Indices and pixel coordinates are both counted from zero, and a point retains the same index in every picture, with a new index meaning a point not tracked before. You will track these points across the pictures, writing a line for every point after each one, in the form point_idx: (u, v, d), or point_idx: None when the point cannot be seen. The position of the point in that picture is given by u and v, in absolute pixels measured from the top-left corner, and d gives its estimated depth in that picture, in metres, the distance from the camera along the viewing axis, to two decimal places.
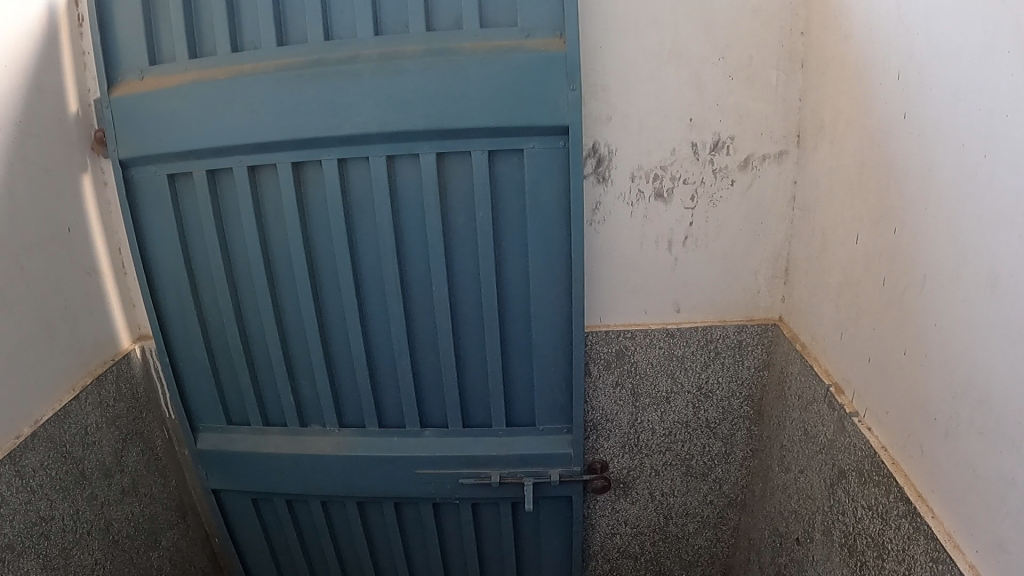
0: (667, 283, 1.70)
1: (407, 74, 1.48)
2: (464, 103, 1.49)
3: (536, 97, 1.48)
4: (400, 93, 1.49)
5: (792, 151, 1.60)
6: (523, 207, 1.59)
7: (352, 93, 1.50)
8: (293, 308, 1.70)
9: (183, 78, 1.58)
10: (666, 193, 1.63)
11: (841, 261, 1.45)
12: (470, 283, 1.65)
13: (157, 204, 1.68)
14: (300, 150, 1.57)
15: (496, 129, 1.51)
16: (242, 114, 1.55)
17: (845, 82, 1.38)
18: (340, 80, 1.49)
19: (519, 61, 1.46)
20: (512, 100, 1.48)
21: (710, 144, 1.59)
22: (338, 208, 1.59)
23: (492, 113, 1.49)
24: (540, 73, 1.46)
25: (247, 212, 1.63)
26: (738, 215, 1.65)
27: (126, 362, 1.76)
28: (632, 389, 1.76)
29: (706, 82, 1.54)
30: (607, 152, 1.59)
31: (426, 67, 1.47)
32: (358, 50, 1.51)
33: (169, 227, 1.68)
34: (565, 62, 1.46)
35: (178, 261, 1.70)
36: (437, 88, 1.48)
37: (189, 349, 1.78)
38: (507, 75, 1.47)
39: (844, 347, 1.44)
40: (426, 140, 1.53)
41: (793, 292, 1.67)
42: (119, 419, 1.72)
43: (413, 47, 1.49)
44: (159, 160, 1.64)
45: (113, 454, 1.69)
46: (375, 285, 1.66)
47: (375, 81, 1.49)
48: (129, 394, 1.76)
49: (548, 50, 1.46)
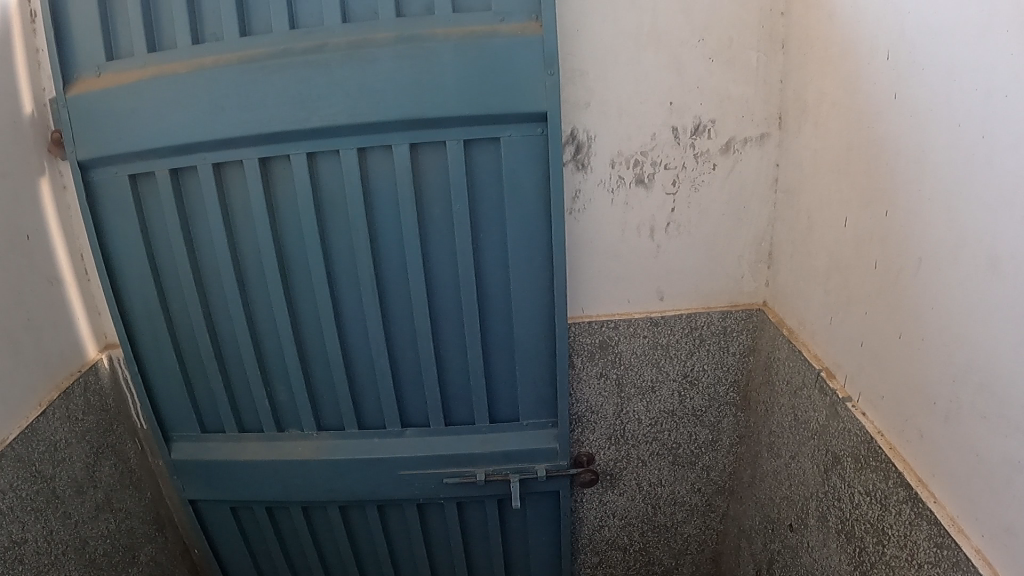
0: (650, 271, 1.67)
1: (377, 63, 1.42)
2: (438, 92, 1.44)
3: (512, 84, 1.44)
4: (371, 83, 1.44)
5: (774, 133, 1.58)
6: (501, 197, 1.55)
7: (321, 85, 1.44)
8: (266, 310, 1.64)
9: (143, 74, 1.51)
10: (648, 179, 1.59)
11: (831, 248, 1.44)
12: (448, 277, 1.60)
13: (119, 207, 1.60)
14: (268, 145, 1.51)
15: (471, 117, 1.46)
16: (206, 109, 1.49)
17: (830, 62, 1.37)
18: (307, 71, 1.43)
19: (494, 46, 1.41)
20: (487, 88, 1.44)
21: (690, 128, 1.56)
22: (310, 204, 1.53)
23: (467, 101, 1.45)
24: (516, 58, 1.42)
25: (214, 211, 1.56)
26: (720, 200, 1.62)
27: (94, 372, 1.68)
28: (617, 380, 1.73)
29: (686, 64, 1.51)
30: (586, 138, 1.55)
31: (397, 55, 1.42)
32: (325, 39, 1.45)
33: (133, 230, 1.61)
34: (541, 47, 1.41)
35: (143, 265, 1.63)
36: (410, 77, 1.43)
37: (158, 356, 1.70)
38: (482, 62, 1.42)
39: (830, 332, 1.46)
40: (399, 131, 1.48)
41: (778, 276, 1.65)
42: (89, 432, 1.65)
43: (384, 34, 1.44)
44: (121, 161, 1.57)
45: (85, 469, 1.63)
46: (351, 283, 1.61)
47: (345, 70, 1.43)
48: (99, 407, 1.69)
49: (524, 34, 1.41)
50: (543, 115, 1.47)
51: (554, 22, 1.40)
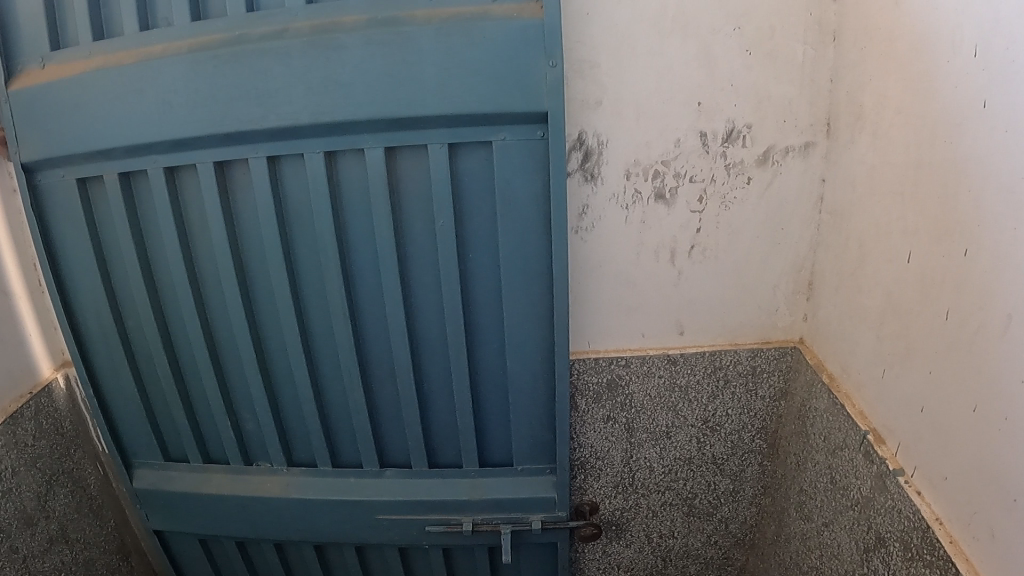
0: (669, 302, 1.43)
1: (345, 51, 1.20)
2: (417, 86, 1.21)
3: (507, 78, 1.20)
4: (337, 75, 1.22)
5: (821, 142, 1.36)
6: (493, 211, 1.32)
7: (281, 77, 1.23)
8: (229, 332, 1.46)
9: (88, 65, 1.32)
10: (669, 193, 1.36)
11: (886, 287, 1.21)
12: (431, 301, 1.39)
13: (71, 213, 1.43)
14: (224, 147, 1.31)
15: (456, 117, 1.24)
16: (152, 105, 1.30)
17: (893, 58, 1.14)
18: (264, 60, 1.22)
19: (482, 32, 1.18)
20: (475, 81, 1.21)
21: (722, 133, 1.34)
22: (272, 216, 1.33)
23: (451, 98, 1.22)
24: (512, 47, 1.19)
25: (167, 221, 1.38)
26: (754, 221, 1.40)
27: (48, 394, 1.52)
28: (627, 424, 1.50)
29: (718, 57, 1.28)
30: (595, 144, 1.32)
31: (368, 42, 1.19)
32: (288, 23, 1.24)
33: (84, 240, 1.45)
34: (541, 32, 1.18)
35: (95, 279, 1.47)
36: (384, 68, 1.21)
37: (115, 377, 1.54)
38: (469, 50, 1.19)
39: (885, 392, 1.22)
40: (372, 133, 1.26)
41: (818, 312, 1.43)
42: (41, 459, 1.49)
43: (354, 16, 1.22)
44: (69, 163, 1.40)
45: (36, 499, 1.46)
46: (320, 306, 1.41)
47: (307, 60, 1.22)
48: (53, 430, 1.52)
49: (520, 17, 1.18)
50: (544, 116, 1.24)
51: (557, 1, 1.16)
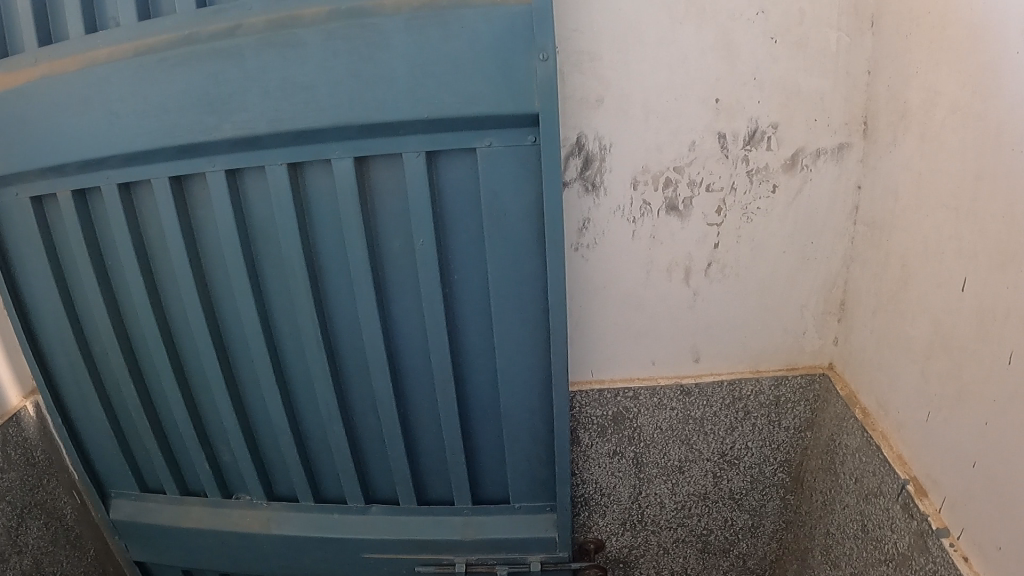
0: (682, 326, 1.28)
1: (305, 49, 1.06)
2: (386, 86, 1.07)
3: (488, 75, 1.05)
4: (296, 76, 1.08)
5: (857, 144, 1.22)
6: (480, 227, 1.16)
7: (235, 80, 1.10)
8: (198, 361, 1.35)
9: (30, 72, 1.21)
10: (683, 205, 1.20)
11: (932, 314, 1.04)
12: (414, 329, 1.24)
13: (27, 233, 1.33)
14: (180, 160, 1.19)
15: (433, 121, 1.09)
16: (98, 115, 1.18)
17: (947, 47, 0.96)
18: (215, 61, 1.09)
19: (459, 22, 1.02)
20: (452, 78, 1.05)
21: (744, 134, 1.20)
22: (234, 235, 1.21)
23: (425, 100, 1.07)
24: (495, 37, 1.03)
25: (125, 241, 1.27)
26: (780, 233, 1.26)
27: (16, 424, 1.41)
28: (635, 459, 1.36)
29: (739, 47, 1.14)
30: (597, 148, 1.16)
31: (327, 38, 1.05)
32: (242, 18, 1.10)
33: (41, 262, 1.34)
34: (529, 19, 1.02)
35: (57, 302, 1.38)
36: (348, 66, 1.06)
37: (84, 404, 1.46)
38: (443, 44, 1.04)
39: (931, 441, 1.05)
40: (338, 141, 1.12)
41: (852, 334, 1.29)
42: (12, 494, 1.39)
43: (314, 9, 1.07)
44: (20, 180, 1.29)
45: (5, 535, 1.37)
46: (293, 332, 1.28)
47: (261, 61, 1.08)
48: (23, 461, 1.42)
49: (503, 2, 1.02)
50: (535, 118, 1.09)
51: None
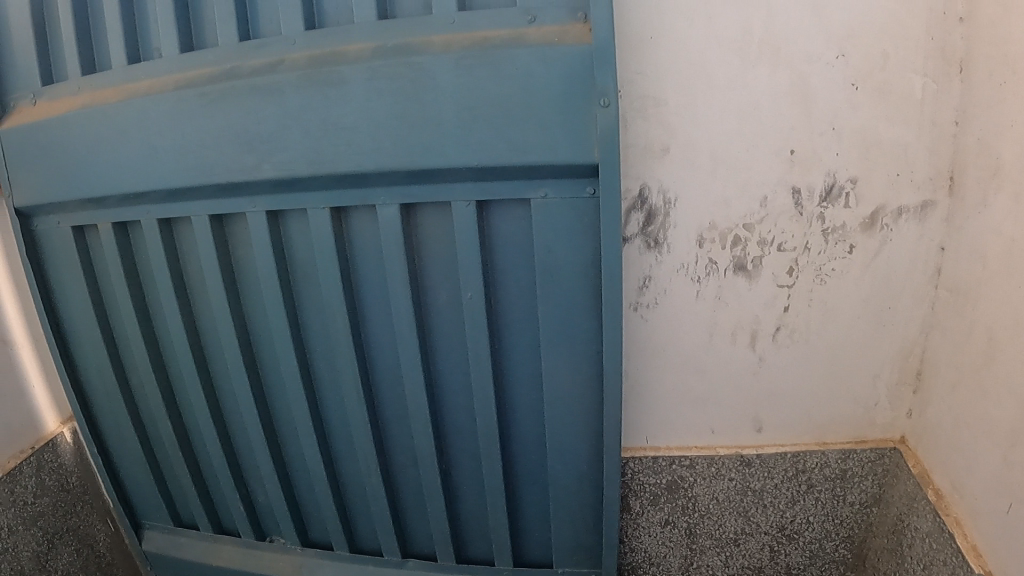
0: (745, 394, 1.21)
1: (348, 88, 1.02)
2: (435, 130, 1.01)
3: (544, 121, 0.98)
4: (339, 117, 1.04)
5: (942, 203, 1.14)
6: (533, 282, 1.09)
7: (276, 118, 1.07)
8: (233, 402, 1.31)
9: (74, 101, 1.23)
10: (752, 264, 1.13)
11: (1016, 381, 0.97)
12: (460, 385, 1.17)
13: (69, 261, 1.32)
14: (221, 198, 1.15)
15: (483, 169, 1.02)
16: (138, 150, 1.16)
17: None
18: (256, 98, 1.07)
19: (513, 61, 0.96)
20: (503, 124, 0.99)
21: (821, 189, 1.12)
22: (275, 279, 1.16)
23: (474, 146, 1.00)
24: (553, 81, 0.96)
25: (164, 276, 1.23)
26: (855, 297, 1.19)
27: (52, 449, 1.41)
28: (688, 530, 1.29)
29: (815, 94, 1.08)
30: (661, 201, 1.09)
31: (371, 77, 1.01)
32: (285, 53, 1.11)
33: (81, 291, 1.33)
34: (588, 60, 0.94)
35: (95, 333, 1.35)
36: (394, 107, 1.01)
37: (120, 436, 1.43)
38: (494, 86, 0.97)
39: (1011, 535, 0.98)
40: (383, 186, 1.07)
41: (929, 409, 1.21)
42: (44, 519, 1.38)
43: (360, 45, 1.06)
44: (63, 210, 1.28)
45: (34, 560, 1.35)
46: (332, 379, 1.22)
47: (302, 99, 1.05)
48: (59, 488, 1.41)
49: (561, 42, 0.95)
50: (594, 168, 1.00)
51: (608, 27, 0.93)
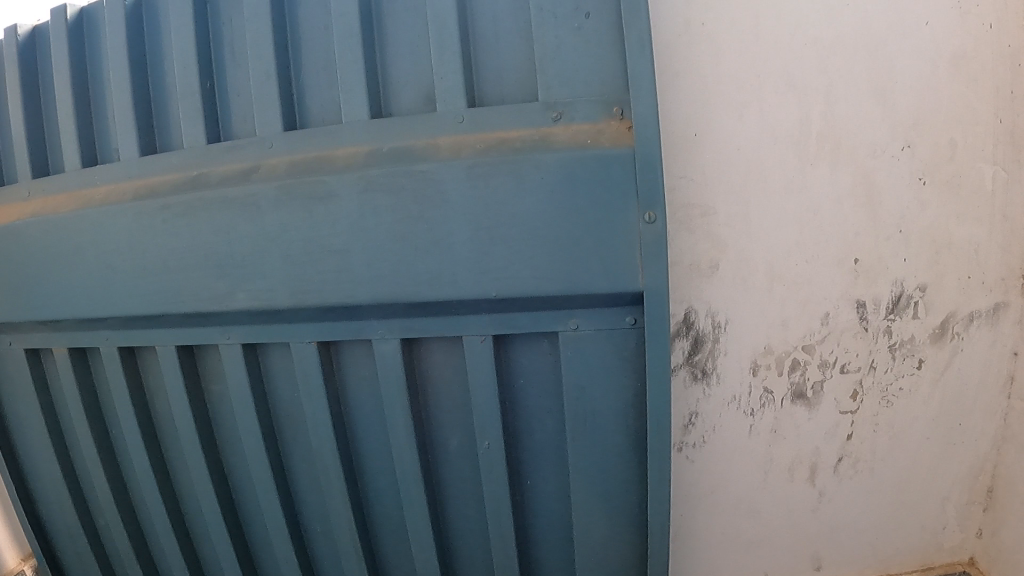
0: (804, 532, 1.08)
1: (336, 201, 0.86)
2: (443, 254, 0.84)
3: (576, 245, 0.81)
4: (327, 238, 0.87)
5: (1015, 304, 1.00)
6: (562, 427, 0.92)
7: (251, 238, 0.90)
8: (208, 542, 1.17)
9: (23, 210, 1.06)
10: (811, 391, 1.00)
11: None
12: (475, 539, 1.02)
13: (23, 386, 1.14)
14: (191, 328, 0.99)
15: (503, 300, 0.84)
16: (93, 271, 0.99)
17: None
18: (228, 213, 0.90)
19: (538, 169, 0.79)
20: (528, 246, 0.81)
21: (887, 300, 0.98)
22: (253, 421, 1.02)
23: (490, 271, 0.83)
24: (584, 196, 0.79)
25: (127, 409, 1.09)
26: (924, 418, 1.05)
27: None
28: None
29: (879, 193, 0.94)
30: (711, 326, 0.96)
31: (365, 188, 0.84)
32: (262, 157, 0.93)
33: (35, 419, 1.16)
34: (630, 166, 0.78)
35: (52, 465, 1.18)
36: (391, 227, 0.84)
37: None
38: (515, 202, 0.81)
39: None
40: (380, 318, 0.90)
41: (1002, 531, 1.09)
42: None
43: (349, 149, 0.88)
44: (11, 330, 1.11)
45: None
46: (323, 522, 1.08)
47: (282, 216, 0.88)
48: None
49: (595, 144, 0.79)
50: (639, 295, 0.82)
51: (654, 131, 0.77)
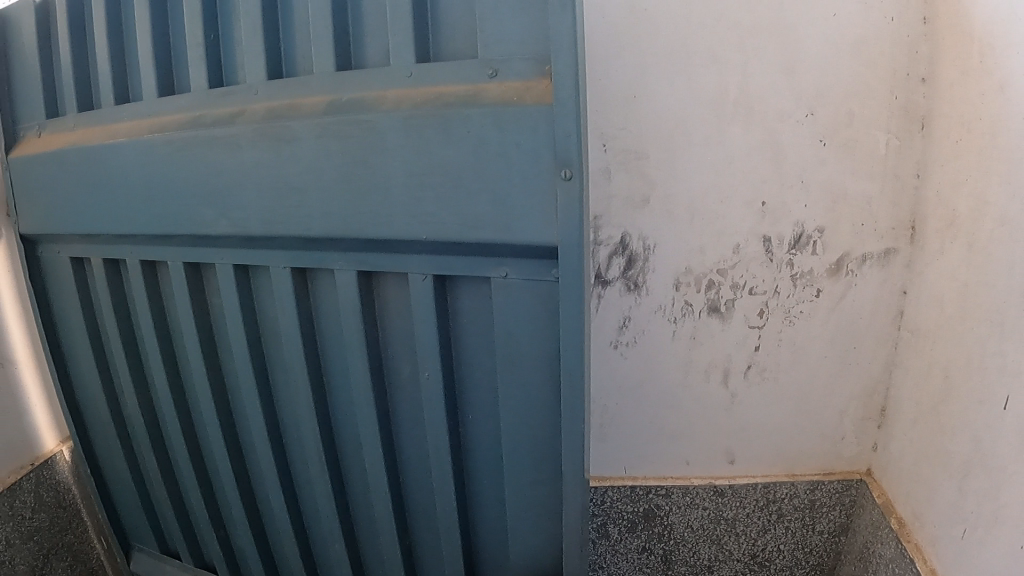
0: (719, 427, 1.35)
1: (298, 143, 1.02)
2: (384, 198, 0.97)
3: (499, 199, 0.89)
4: (292, 177, 1.04)
5: (903, 249, 1.22)
6: (493, 359, 1.03)
7: (233, 171, 1.09)
8: (208, 432, 1.39)
9: (68, 137, 1.32)
10: (724, 306, 1.26)
11: (990, 433, 1.01)
12: (417, 448, 1.18)
13: (66, 288, 1.43)
14: (195, 247, 1.22)
15: (436, 244, 0.96)
16: (121, 187, 1.22)
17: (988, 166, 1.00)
18: (214, 150, 1.10)
19: (464, 121, 0.88)
20: (453, 195, 0.91)
21: (789, 237, 1.21)
22: (241, 326, 1.24)
23: (422, 216, 0.95)
24: (503, 148, 0.86)
25: (145, 311, 1.34)
26: (822, 339, 1.28)
27: (49, 466, 1.53)
28: (663, 556, 1.44)
29: (785, 150, 1.16)
30: (641, 249, 1.23)
31: (320, 133, 0.99)
32: (248, 102, 1.11)
33: (77, 319, 1.43)
34: (546, 121, 0.83)
35: (86, 353, 1.45)
36: (342, 167, 0.99)
37: (110, 457, 1.54)
38: (442, 153, 0.90)
39: (967, 559, 1.06)
40: (338, 251, 1.08)
41: (889, 442, 1.30)
42: (40, 531, 1.51)
43: (314, 98, 1.04)
44: (59, 239, 1.38)
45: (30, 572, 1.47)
46: (292, 414, 1.29)
47: (257, 153, 1.06)
48: (53, 503, 1.54)
49: (519, 99, 0.84)
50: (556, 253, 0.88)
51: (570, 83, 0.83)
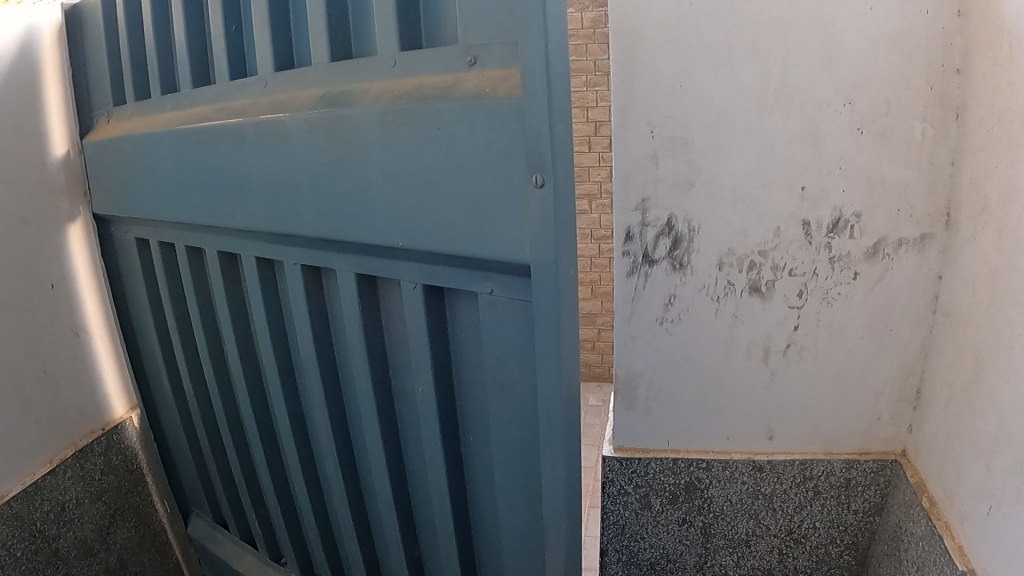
0: (758, 402, 1.41)
1: (291, 138, 1.09)
2: (366, 197, 1.02)
3: (477, 204, 0.89)
4: (288, 176, 1.12)
5: (939, 235, 1.25)
6: (477, 352, 1.04)
7: (243, 162, 1.19)
8: (245, 408, 1.48)
9: (127, 124, 1.44)
10: (765, 287, 1.32)
11: (1014, 409, 1.05)
12: (412, 431, 1.20)
13: (132, 266, 1.60)
14: (230, 237, 1.32)
15: (426, 253, 0.99)
16: (170, 174, 1.33)
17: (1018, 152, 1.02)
18: (231, 143, 1.19)
19: (435, 117, 0.89)
20: (433, 198, 0.93)
21: (828, 222, 1.26)
22: (265, 306, 1.32)
23: (404, 220, 0.98)
24: (473, 147, 0.87)
25: (191, 290, 1.46)
26: (861, 320, 1.32)
27: (118, 432, 1.69)
28: (702, 529, 1.51)
29: (825, 138, 1.21)
30: (686, 230, 1.30)
31: (309, 126, 1.06)
32: (259, 96, 1.18)
33: (142, 297, 1.60)
34: (512, 117, 0.82)
35: (150, 325, 1.61)
36: (329, 166, 1.05)
37: (171, 424, 1.71)
38: (420, 154, 0.93)
39: (993, 530, 1.10)
40: (338, 252, 1.14)
41: (924, 423, 1.34)
42: (110, 493, 1.66)
43: (308, 91, 1.09)
44: (126, 220, 1.55)
45: (97, 531, 1.61)
46: (311, 392, 1.33)
47: (261, 147, 1.14)
48: (122, 468, 1.69)
49: (492, 93, 0.84)
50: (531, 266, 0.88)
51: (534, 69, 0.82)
